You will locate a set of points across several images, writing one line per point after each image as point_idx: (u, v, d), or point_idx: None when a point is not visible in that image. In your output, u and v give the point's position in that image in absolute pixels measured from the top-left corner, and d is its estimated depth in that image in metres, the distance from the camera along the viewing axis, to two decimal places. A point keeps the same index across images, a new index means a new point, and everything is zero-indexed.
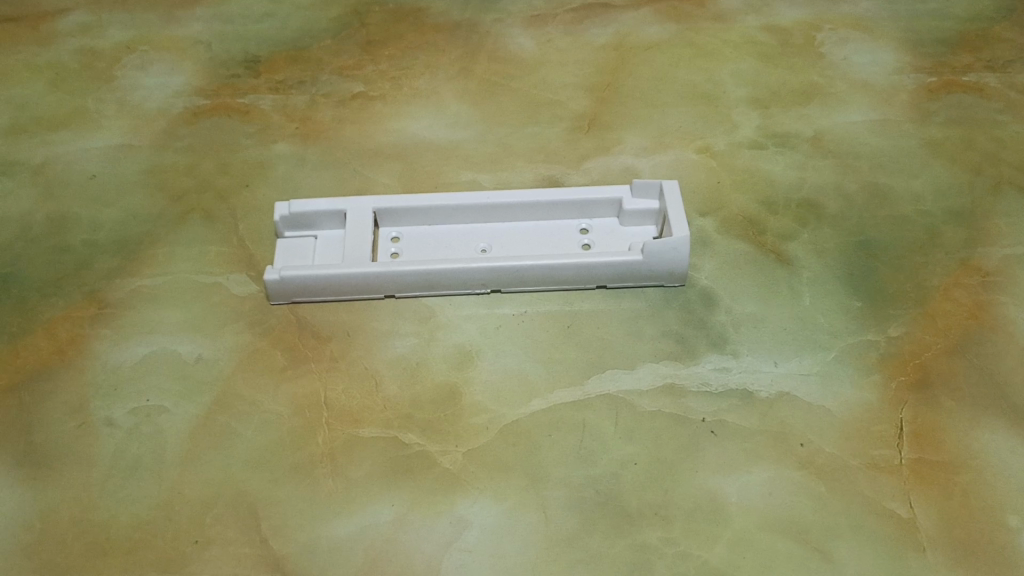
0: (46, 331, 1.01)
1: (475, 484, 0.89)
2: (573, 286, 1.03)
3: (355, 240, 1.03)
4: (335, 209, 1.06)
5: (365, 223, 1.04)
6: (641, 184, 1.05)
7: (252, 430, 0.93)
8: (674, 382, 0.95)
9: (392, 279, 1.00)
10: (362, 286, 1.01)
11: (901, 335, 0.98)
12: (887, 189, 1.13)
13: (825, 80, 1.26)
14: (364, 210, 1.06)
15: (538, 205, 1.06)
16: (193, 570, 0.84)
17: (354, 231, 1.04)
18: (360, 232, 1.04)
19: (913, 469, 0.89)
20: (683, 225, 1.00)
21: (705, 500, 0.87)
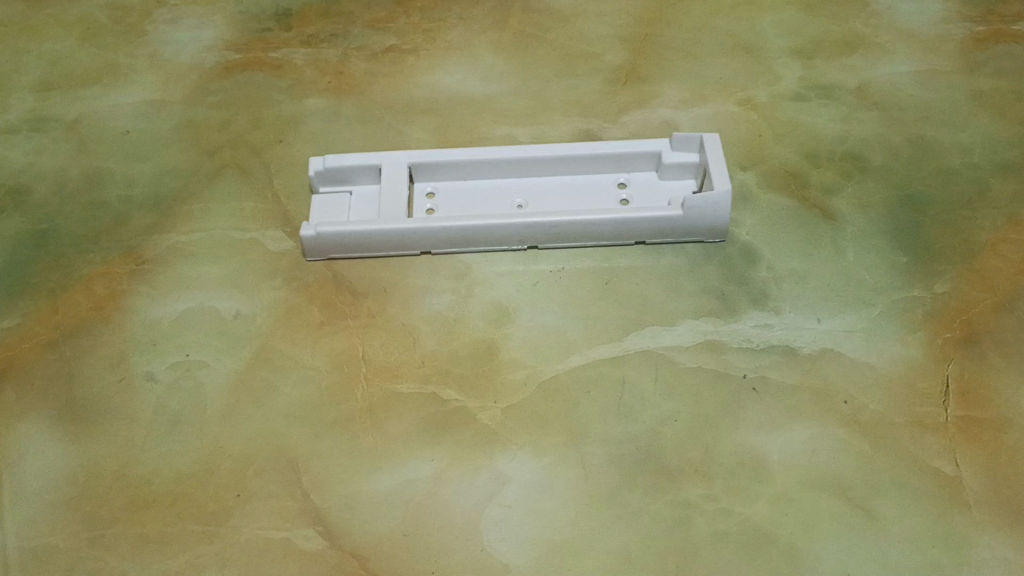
0: (85, 287, 1.01)
1: (514, 439, 0.88)
2: (611, 242, 1.01)
3: (391, 195, 1.02)
4: (370, 164, 1.04)
5: (400, 178, 1.03)
6: (681, 137, 1.02)
7: (290, 386, 0.93)
8: (714, 339, 0.94)
9: (429, 235, 0.99)
10: (398, 242, 1.00)
11: (947, 291, 0.96)
12: (934, 142, 1.10)
13: (870, 30, 1.22)
14: (398, 165, 1.04)
15: (575, 159, 1.05)
16: (236, 523, 0.85)
17: (390, 186, 1.03)
18: (395, 187, 1.03)
19: (959, 427, 0.87)
20: (724, 179, 0.98)
21: (746, 457, 0.86)
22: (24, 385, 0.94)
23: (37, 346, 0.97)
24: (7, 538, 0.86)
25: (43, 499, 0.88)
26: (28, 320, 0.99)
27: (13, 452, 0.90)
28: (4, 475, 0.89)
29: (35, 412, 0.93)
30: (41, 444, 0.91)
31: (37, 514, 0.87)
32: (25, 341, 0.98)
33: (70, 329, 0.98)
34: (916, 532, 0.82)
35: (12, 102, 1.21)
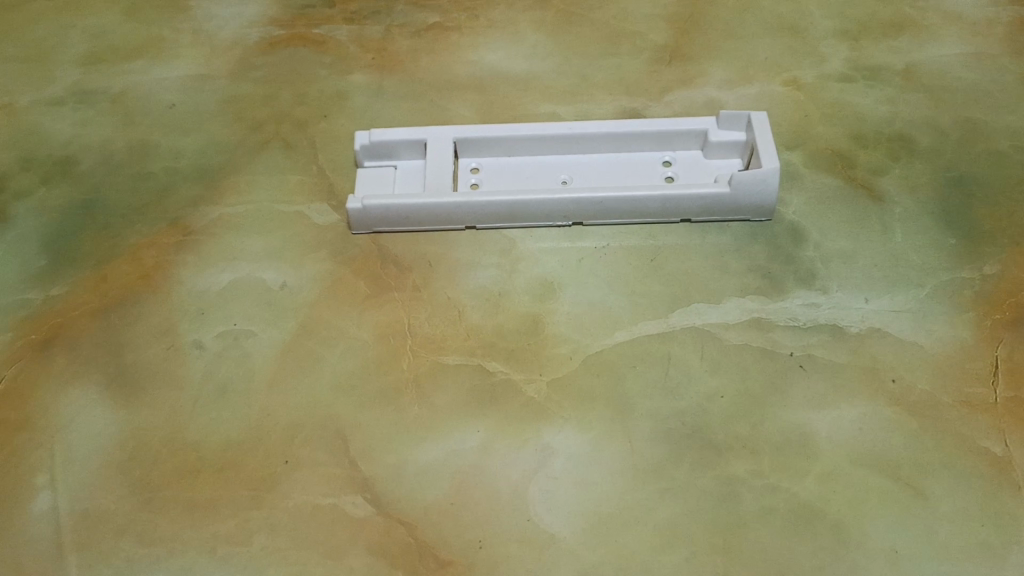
0: (132, 256, 1.02)
1: (560, 413, 0.88)
2: (657, 220, 1.01)
3: (436, 169, 1.02)
4: (415, 138, 1.05)
5: (445, 152, 1.03)
6: (728, 115, 1.02)
7: (337, 356, 0.94)
8: (761, 317, 0.93)
9: (474, 209, 0.99)
10: (443, 217, 1.00)
11: (997, 273, 0.95)
12: (983, 124, 1.09)
13: (917, 12, 1.21)
14: (444, 139, 1.04)
15: (621, 136, 1.04)
16: (284, 489, 0.86)
17: (435, 160, 1.03)
18: (440, 162, 1.03)
19: (1009, 407, 0.87)
20: (773, 157, 0.97)
21: (794, 435, 0.86)
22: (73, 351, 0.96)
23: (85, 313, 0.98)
24: (59, 500, 0.87)
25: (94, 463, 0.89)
26: (77, 288, 1.00)
27: (63, 417, 0.92)
28: (55, 439, 0.90)
29: (84, 378, 0.94)
30: (91, 408, 0.92)
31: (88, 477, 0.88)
32: (75, 308, 0.99)
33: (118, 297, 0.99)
34: (965, 512, 0.82)
35: (58, 75, 1.22)
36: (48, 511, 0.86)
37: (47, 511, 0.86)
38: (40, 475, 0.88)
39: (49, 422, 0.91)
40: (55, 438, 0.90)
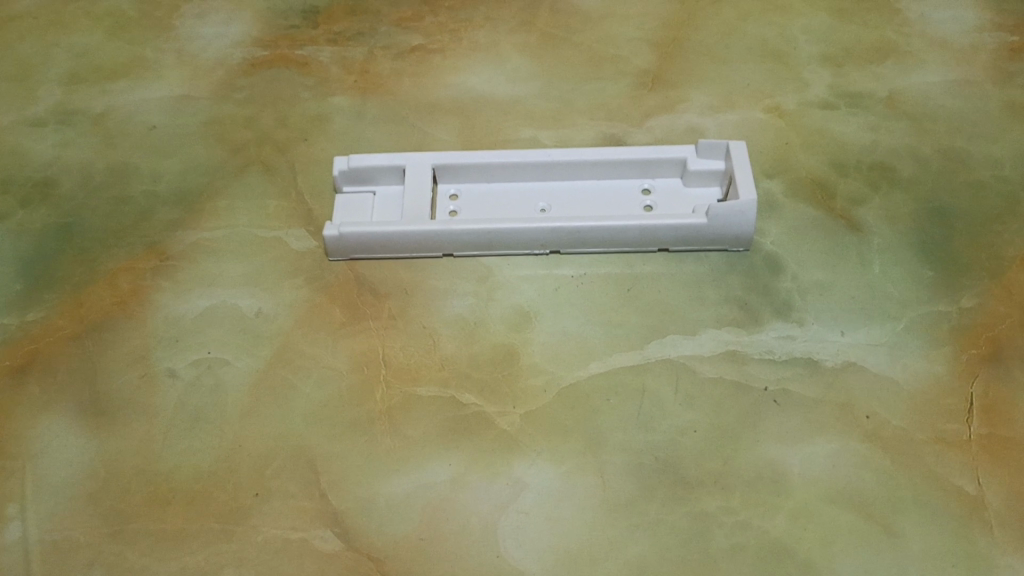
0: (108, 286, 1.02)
1: (533, 446, 0.88)
2: (635, 249, 1.01)
3: (415, 197, 1.02)
4: (393, 163, 1.04)
5: (424, 178, 1.03)
6: (707, 144, 1.01)
7: (311, 386, 0.93)
8: (736, 349, 0.93)
9: (452, 237, 0.99)
10: (421, 244, 1.00)
11: (974, 307, 0.95)
12: (964, 154, 1.08)
13: (901, 37, 1.21)
14: (422, 165, 1.04)
15: (600, 165, 1.04)
16: (255, 522, 0.86)
17: (414, 186, 1.03)
18: (419, 188, 1.03)
19: (982, 445, 0.86)
20: (751, 188, 0.97)
21: (767, 470, 0.86)
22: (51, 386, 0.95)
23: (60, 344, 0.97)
24: (28, 530, 0.87)
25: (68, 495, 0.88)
26: (52, 313, 1.00)
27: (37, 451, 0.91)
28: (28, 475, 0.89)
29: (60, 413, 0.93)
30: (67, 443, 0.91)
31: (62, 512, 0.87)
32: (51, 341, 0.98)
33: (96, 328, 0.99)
34: (937, 551, 0.81)
35: (40, 94, 1.22)
36: (17, 541, 0.86)
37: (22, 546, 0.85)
38: (10, 504, 0.88)
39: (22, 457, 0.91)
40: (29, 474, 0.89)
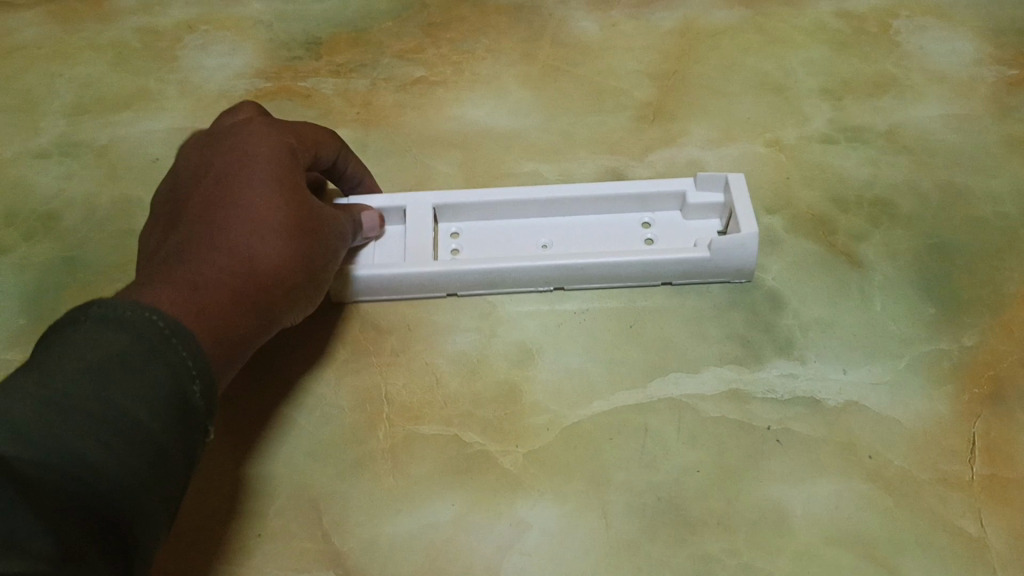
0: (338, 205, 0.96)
1: (536, 486, 0.88)
2: (639, 283, 1.01)
3: (416, 237, 1.02)
4: (394, 203, 1.04)
5: (426, 219, 1.03)
6: (706, 177, 1.02)
7: (313, 424, 0.94)
8: (738, 387, 0.93)
9: (455, 278, 0.99)
10: (426, 284, 1.00)
11: (975, 344, 0.95)
12: (964, 188, 1.09)
13: (901, 70, 1.22)
14: (424, 205, 1.04)
15: (600, 197, 1.04)
16: (257, 562, 0.85)
17: (417, 228, 1.03)
18: (422, 229, 1.03)
19: (985, 485, 0.86)
20: (751, 222, 0.97)
21: (769, 511, 0.86)
22: (250, 213, 0.82)
23: (209, 206, 0.83)
24: None
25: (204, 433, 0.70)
26: None
27: (215, 248, 0.79)
28: (215, 275, 0.77)
29: (238, 234, 0.80)
30: (250, 258, 0.80)
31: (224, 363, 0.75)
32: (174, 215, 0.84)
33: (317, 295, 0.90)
34: None
35: (43, 125, 1.22)
36: None
37: (208, 330, 0.72)
38: None
39: (246, 276, 0.79)
40: (210, 273, 0.77)
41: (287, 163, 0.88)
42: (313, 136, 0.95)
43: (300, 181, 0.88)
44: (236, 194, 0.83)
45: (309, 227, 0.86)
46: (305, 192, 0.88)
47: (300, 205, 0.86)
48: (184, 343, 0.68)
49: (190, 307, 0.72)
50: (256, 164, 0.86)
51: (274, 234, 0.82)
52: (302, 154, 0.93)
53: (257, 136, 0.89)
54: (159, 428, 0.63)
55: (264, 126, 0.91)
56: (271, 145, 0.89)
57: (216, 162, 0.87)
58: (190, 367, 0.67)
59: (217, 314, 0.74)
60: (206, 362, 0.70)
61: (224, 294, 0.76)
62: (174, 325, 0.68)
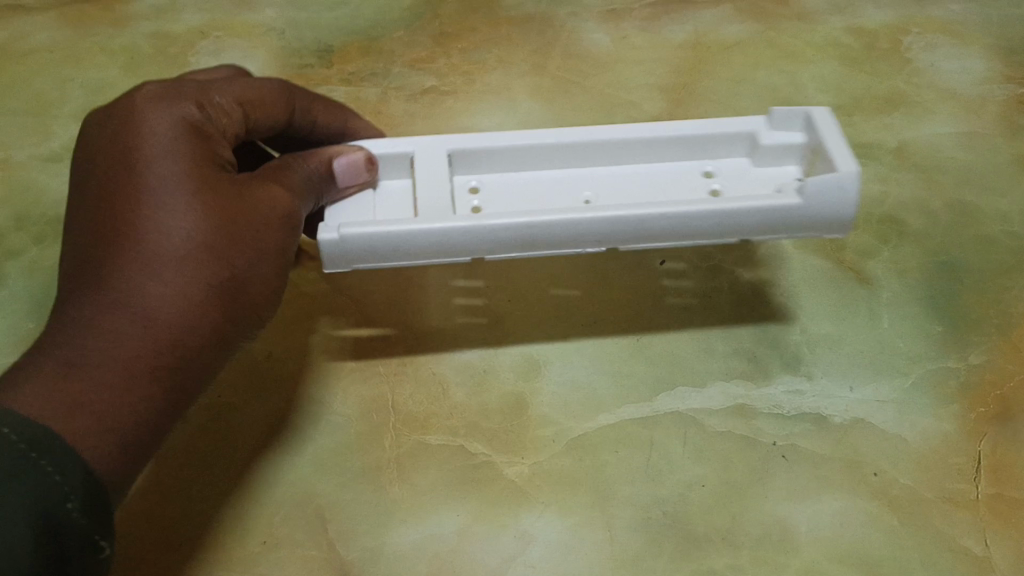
0: (293, 158, 0.83)
1: (541, 498, 0.88)
2: (711, 238, 0.82)
3: (429, 191, 0.83)
4: (400, 149, 0.86)
5: (438, 166, 0.85)
6: (781, 112, 0.86)
7: (321, 433, 0.94)
8: (745, 403, 0.94)
9: (482, 236, 0.80)
10: (446, 245, 0.80)
11: (983, 363, 0.95)
12: (973, 207, 1.09)
13: (911, 87, 1.22)
14: (435, 151, 0.86)
15: (652, 141, 0.87)
16: (261, 570, 0.86)
17: (426, 177, 0.84)
18: (433, 179, 0.84)
19: (991, 505, 0.86)
20: (851, 158, 0.80)
21: (774, 528, 0.86)
22: (143, 249, 0.71)
23: (100, 234, 0.72)
24: None
25: (100, 539, 0.62)
26: None
27: (100, 303, 0.69)
28: (103, 340, 0.67)
29: (132, 276, 0.70)
30: (148, 305, 0.69)
31: (130, 439, 0.67)
32: (72, 245, 0.74)
33: (269, 295, 0.79)
34: None
35: (55, 129, 1.23)
36: None
37: (89, 423, 0.64)
38: None
39: (148, 329, 0.69)
40: (103, 347, 0.67)
41: (195, 157, 0.76)
42: (228, 98, 0.83)
43: (213, 176, 0.76)
44: (127, 218, 0.72)
45: (227, 235, 0.74)
46: (222, 189, 0.75)
47: (211, 213, 0.74)
48: (47, 454, 0.60)
49: (61, 406, 0.64)
50: (150, 168, 0.74)
51: (176, 268, 0.71)
52: (217, 130, 0.81)
53: (149, 129, 0.76)
54: (8, 570, 0.54)
55: (158, 113, 0.77)
56: (166, 145, 0.75)
57: (108, 169, 0.75)
58: (64, 483, 0.59)
59: (106, 395, 0.66)
60: (84, 465, 0.62)
61: (116, 379, 0.66)
62: (34, 435, 0.60)
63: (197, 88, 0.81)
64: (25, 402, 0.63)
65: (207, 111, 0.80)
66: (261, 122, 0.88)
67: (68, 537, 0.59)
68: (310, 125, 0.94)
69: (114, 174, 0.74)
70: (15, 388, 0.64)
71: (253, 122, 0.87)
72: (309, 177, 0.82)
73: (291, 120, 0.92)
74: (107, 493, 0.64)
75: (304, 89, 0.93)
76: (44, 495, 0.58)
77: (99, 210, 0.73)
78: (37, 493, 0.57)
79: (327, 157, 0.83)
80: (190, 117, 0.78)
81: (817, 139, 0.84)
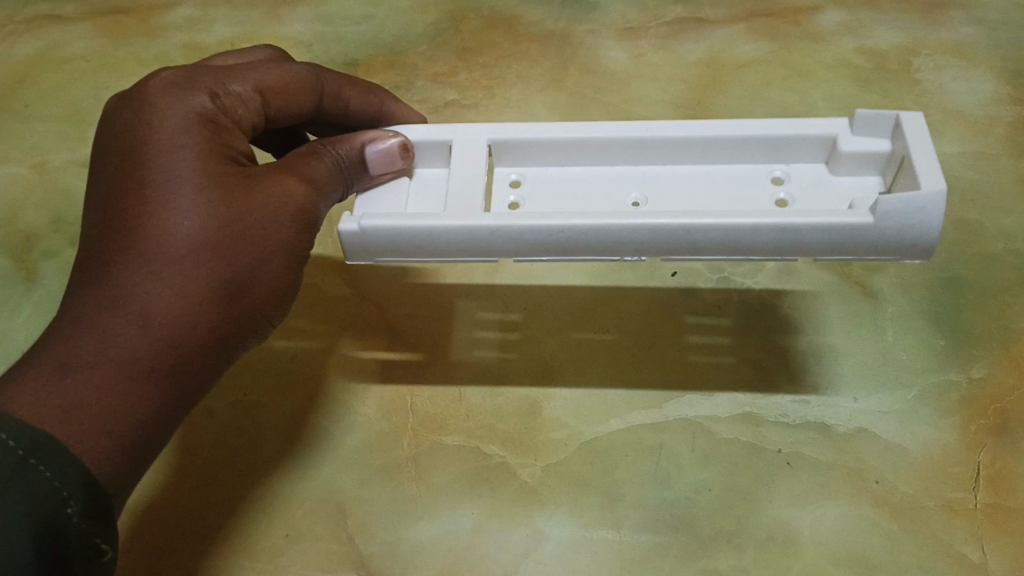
0: (322, 147, 0.81)
1: (553, 499, 0.92)
2: (767, 257, 0.73)
3: (461, 180, 0.79)
4: (439, 138, 0.83)
5: (476, 154, 0.81)
6: (867, 115, 0.76)
7: (342, 432, 0.98)
8: (751, 410, 0.97)
9: (510, 239, 0.74)
10: (470, 248, 0.75)
11: (984, 377, 0.98)
12: (978, 225, 1.12)
13: (920, 107, 1.25)
14: (475, 139, 0.82)
15: (716, 143, 0.80)
16: (284, 560, 0.90)
17: (461, 168, 0.80)
18: (467, 168, 0.80)
19: (988, 514, 0.89)
20: (938, 177, 0.70)
21: (778, 532, 0.89)
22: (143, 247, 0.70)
23: (106, 229, 0.72)
24: None
25: (99, 542, 0.65)
26: None
27: (99, 305, 0.69)
28: (100, 340, 0.68)
29: (132, 277, 0.70)
30: (146, 307, 0.69)
31: (126, 439, 0.68)
32: (84, 235, 0.75)
33: (281, 291, 0.78)
34: None
35: (91, 135, 1.28)
36: None
37: (82, 431, 0.65)
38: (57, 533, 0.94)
39: (146, 330, 0.69)
40: (101, 351, 0.67)
41: (205, 150, 0.74)
42: (246, 86, 0.80)
43: (224, 169, 0.75)
44: (132, 212, 0.72)
45: (233, 233, 0.73)
46: (231, 184, 0.74)
47: (219, 210, 0.73)
48: (47, 461, 0.61)
49: (56, 414, 0.64)
50: (156, 162, 0.73)
51: (176, 268, 0.71)
52: (232, 120, 0.79)
53: (157, 119, 0.75)
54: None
55: (169, 102, 0.76)
56: (175, 136, 0.74)
57: (118, 160, 0.75)
58: (58, 488, 0.61)
59: (101, 399, 0.66)
60: (80, 470, 0.63)
61: (111, 384, 0.67)
62: (33, 442, 0.61)
63: (214, 71, 0.79)
64: (20, 401, 0.64)
65: (221, 101, 0.78)
66: (288, 110, 0.85)
67: (67, 541, 0.62)
68: (344, 110, 0.91)
69: (122, 166, 0.74)
70: (13, 386, 0.65)
71: (277, 109, 0.84)
72: (338, 166, 0.81)
73: (320, 106, 0.89)
74: (105, 498, 0.65)
75: (335, 72, 0.90)
76: (43, 502, 0.60)
77: (107, 202, 0.73)
78: (38, 501, 0.59)
79: (362, 143, 0.81)
80: (202, 108, 0.77)
81: (903, 149, 0.74)
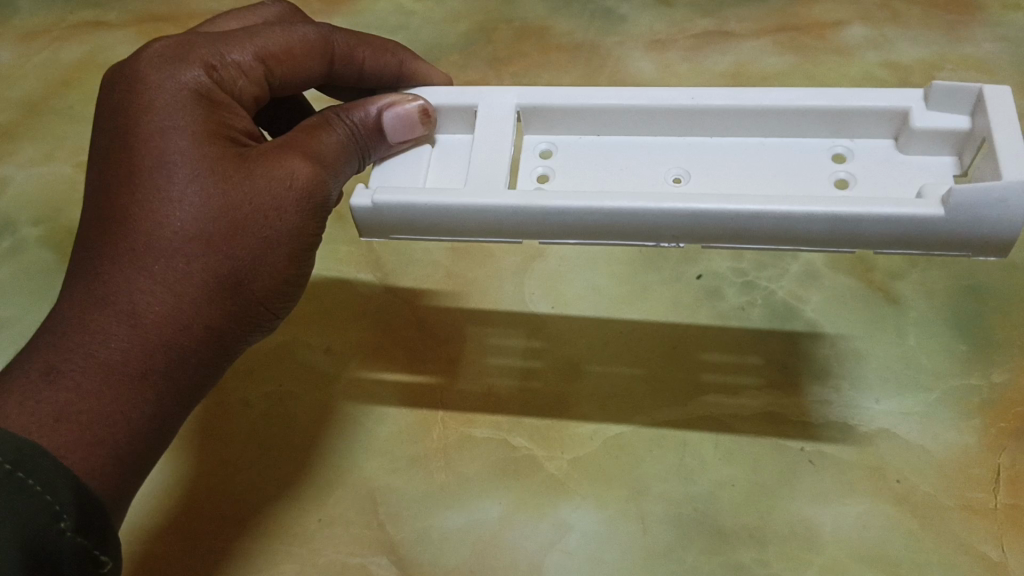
0: (334, 116, 0.83)
1: (578, 491, 0.94)
2: (821, 246, 0.74)
3: (486, 152, 0.82)
4: (463, 103, 0.86)
5: (503, 121, 0.84)
6: (944, 89, 0.77)
7: (373, 422, 1.01)
8: (776, 410, 0.98)
9: (531, 218, 0.76)
10: (490, 227, 0.78)
11: (1005, 381, 0.99)
12: None
13: None
14: (503, 105, 0.85)
15: (773, 114, 0.82)
16: (317, 544, 0.93)
17: (485, 138, 0.83)
18: (494, 139, 0.83)
19: (1008, 514, 0.90)
20: (1020, 167, 0.69)
21: (799, 527, 0.91)
22: (134, 242, 0.73)
23: (102, 220, 0.74)
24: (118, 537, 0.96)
25: (96, 554, 0.67)
26: None
27: (92, 304, 0.72)
28: (92, 341, 0.71)
29: (124, 274, 0.72)
30: (135, 305, 0.72)
31: (120, 443, 0.70)
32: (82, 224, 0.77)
33: (284, 281, 0.80)
34: None
35: None
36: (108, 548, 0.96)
37: (71, 436, 0.68)
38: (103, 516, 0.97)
39: (137, 329, 0.72)
40: (89, 352, 0.70)
41: (200, 135, 0.76)
42: (247, 54, 0.82)
43: (222, 152, 0.76)
44: (126, 204, 0.74)
45: (227, 223, 0.74)
46: (227, 170, 0.75)
47: (213, 200, 0.74)
48: (33, 473, 0.63)
49: (44, 417, 0.67)
50: (150, 153, 0.75)
51: (169, 264, 0.73)
52: (232, 92, 0.81)
53: (151, 104, 0.76)
54: None
55: (163, 82, 0.77)
56: (170, 122, 0.76)
57: (112, 147, 0.76)
58: (50, 501, 0.63)
59: (91, 402, 0.69)
60: (70, 479, 0.66)
61: (100, 386, 0.70)
62: (18, 455, 0.63)
63: (209, 43, 0.81)
64: (10, 413, 0.67)
65: (217, 73, 0.80)
66: (294, 74, 0.87)
67: (61, 554, 0.64)
68: (359, 71, 0.92)
69: (117, 156, 0.76)
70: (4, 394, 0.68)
71: (282, 75, 0.86)
72: (351, 135, 0.83)
73: (332, 69, 0.91)
74: (98, 508, 0.67)
75: (347, 33, 0.91)
76: (36, 515, 0.62)
77: (103, 193, 0.75)
78: (27, 515, 0.61)
79: (377, 109, 0.84)
80: (197, 83, 0.78)
81: (984, 128, 0.75)
